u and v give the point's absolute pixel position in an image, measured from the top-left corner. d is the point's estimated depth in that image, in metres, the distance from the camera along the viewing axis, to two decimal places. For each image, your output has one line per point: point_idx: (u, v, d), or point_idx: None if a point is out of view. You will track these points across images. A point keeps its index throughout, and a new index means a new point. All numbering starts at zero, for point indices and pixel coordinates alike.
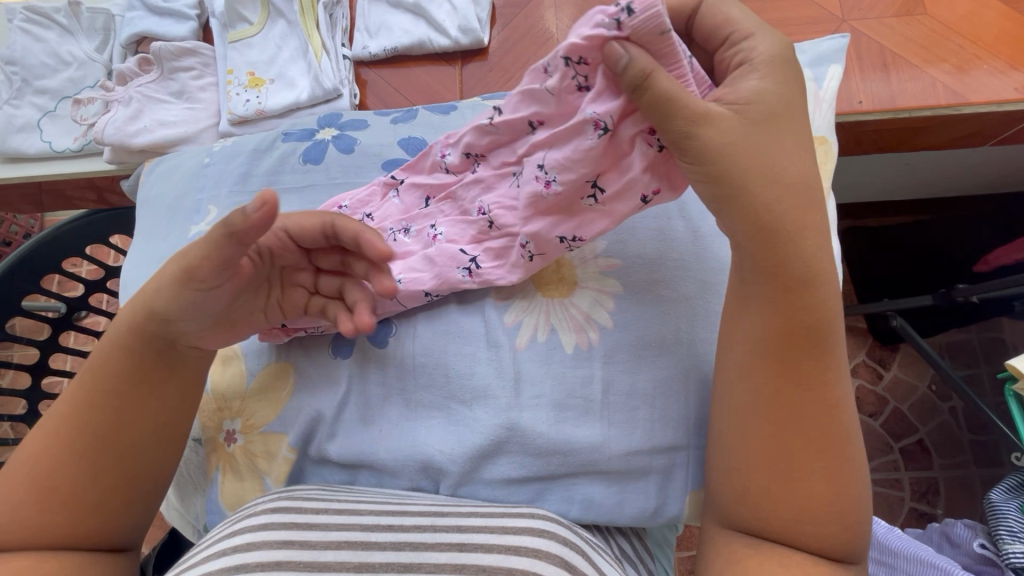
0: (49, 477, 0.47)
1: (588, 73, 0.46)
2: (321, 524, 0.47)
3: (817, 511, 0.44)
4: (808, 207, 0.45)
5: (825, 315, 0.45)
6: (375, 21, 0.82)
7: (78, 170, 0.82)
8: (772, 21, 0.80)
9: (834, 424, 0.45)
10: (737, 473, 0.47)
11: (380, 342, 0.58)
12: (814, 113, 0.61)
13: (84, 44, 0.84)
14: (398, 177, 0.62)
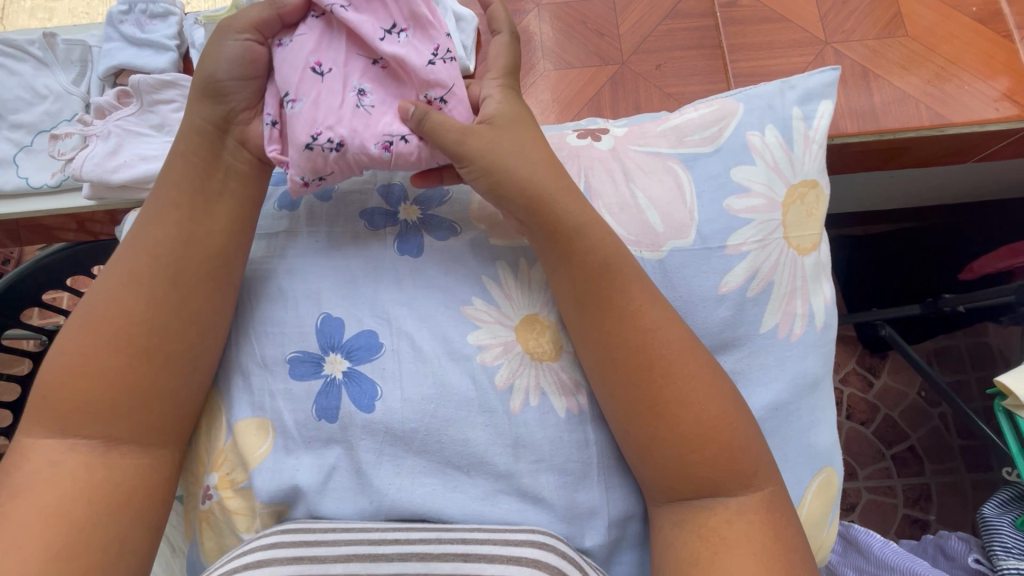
0: (106, 371, 0.48)
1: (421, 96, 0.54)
2: (330, 543, 0.48)
3: (702, 407, 0.49)
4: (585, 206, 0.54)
5: (645, 348, 0.50)
6: None
7: (57, 205, 0.80)
8: (757, 45, 0.80)
9: (682, 365, 0.50)
10: (676, 428, 0.48)
11: (365, 407, 0.55)
12: (804, 156, 0.62)
13: (60, 77, 0.82)
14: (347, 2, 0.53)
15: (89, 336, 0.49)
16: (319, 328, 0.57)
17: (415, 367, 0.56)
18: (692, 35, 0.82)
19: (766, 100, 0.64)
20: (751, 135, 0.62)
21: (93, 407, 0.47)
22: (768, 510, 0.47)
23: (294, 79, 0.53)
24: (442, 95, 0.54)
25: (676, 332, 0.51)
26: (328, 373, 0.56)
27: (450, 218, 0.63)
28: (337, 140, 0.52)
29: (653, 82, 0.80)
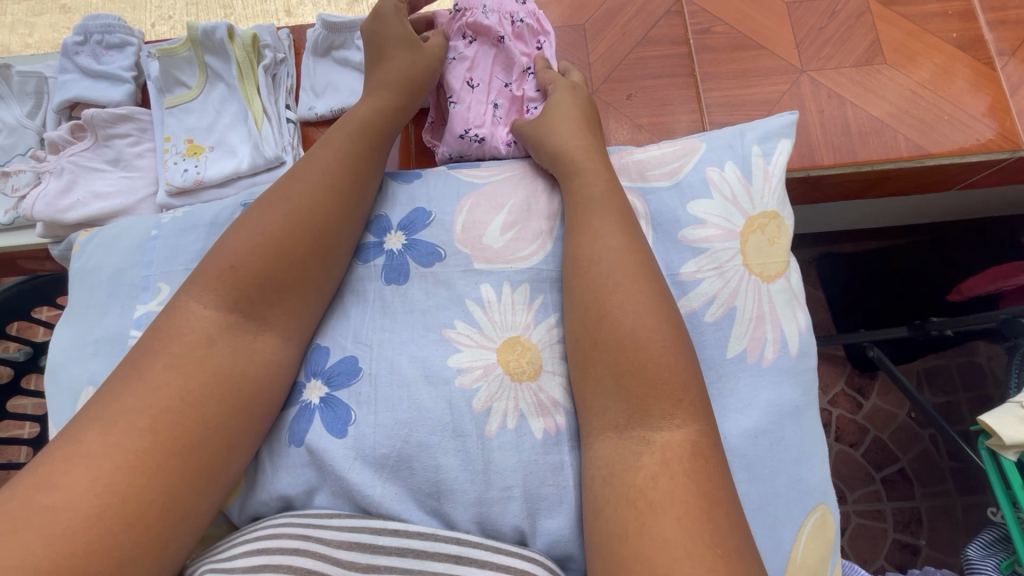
0: (261, 266, 0.51)
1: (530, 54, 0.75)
2: (336, 524, 0.47)
3: (654, 363, 0.47)
4: (607, 186, 0.58)
5: (617, 302, 0.50)
6: (322, 80, 0.78)
7: (12, 242, 0.78)
8: (730, 73, 0.78)
9: (628, 292, 0.50)
10: (626, 378, 0.47)
11: (337, 432, 0.52)
12: (763, 189, 0.61)
13: (15, 110, 0.80)
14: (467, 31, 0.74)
15: (265, 212, 0.54)
16: (308, 358, 0.55)
17: (396, 392, 0.53)
18: (665, 63, 0.79)
19: (725, 140, 0.63)
20: (710, 169, 0.62)
21: (266, 284, 0.51)
22: (692, 455, 0.44)
23: (450, 89, 0.72)
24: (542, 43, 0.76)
25: (639, 269, 0.52)
26: (306, 398, 0.53)
27: (436, 242, 0.61)
28: (481, 135, 0.71)
29: (623, 112, 0.77)
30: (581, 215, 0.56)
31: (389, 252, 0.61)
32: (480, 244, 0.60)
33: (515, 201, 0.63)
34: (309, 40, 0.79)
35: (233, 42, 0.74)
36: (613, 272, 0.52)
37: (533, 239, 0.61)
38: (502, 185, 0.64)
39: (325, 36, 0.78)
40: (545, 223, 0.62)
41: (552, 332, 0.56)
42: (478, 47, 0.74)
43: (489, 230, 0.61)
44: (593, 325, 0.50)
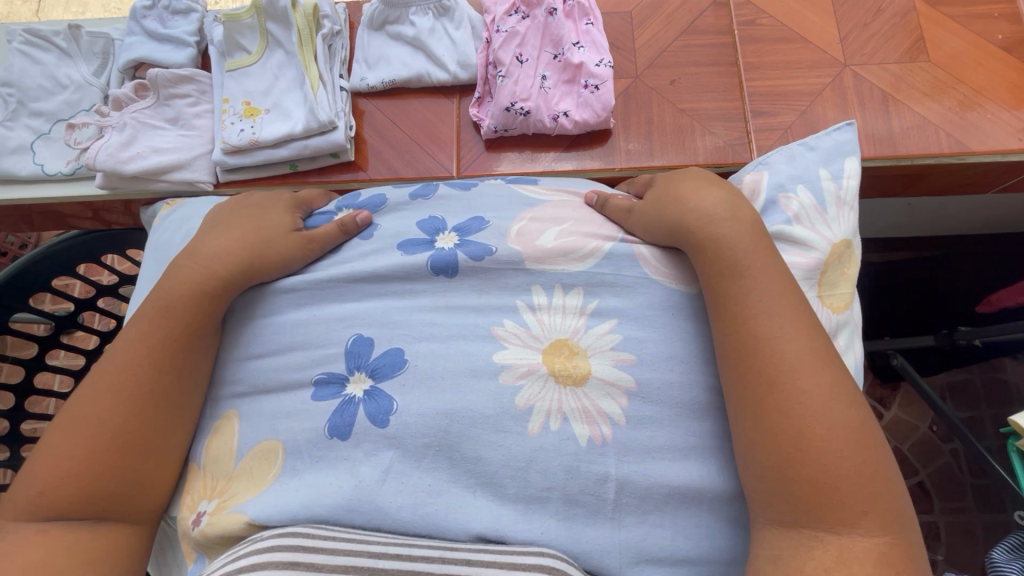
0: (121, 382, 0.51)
1: (581, 31, 0.76)
2: (329, 547, 0.46)
3: (842, 455, 0.42)
4: (750, 239, 0.51)
5: (791, 391, 0.44)
6: (374, 52, 0.81)
7: (71, 193, 0.81)
8: (774, 64, 0.79)
9: (820, 387, 0.44)
10: (812, 472, 0.42)
11: (379, 422, 0.53)
12: (838, 217, 0.61)
13: (82, 68, 0.83)
14: (521, 6, 0.76)
15: (101, 394, 0.51)
16: (348, 349, 0.57)
17: (434, 391, 0.54)
18: (709, 51, 0.81)
19: (799, 165, 0.64)
20: (783, 192, 0.62)
21: (129, 388, 0.51)
22: (894, 553, 0.40)
23: (502, 64, 0.74)
24: (591, 22, 0.77)
25: (824, 355, 0.46)
26: (348, 392, 0.55)
27: (489, 243, 0.62)
28: (527, 108, 0.73)
29: (666, 97, 0.79)
30: (720, 284, 0.51)
31: (437, 249, 0.62)
32: (534, 246, 0.61)
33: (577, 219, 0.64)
34: (365, 14, 0.82)
35: (295, 11, 0.77)
36: (784, 353, 0.46)
37: (594, 239, 0.61)
38: (563, 208, 0.66)
39: (381, 10, 0.81)
40: (602, 230, 0.62)
41: (605, 337, 0.56)
42: (531, 22, 0.76)
43: (547, 233, 0.62)
44: (763, 413, 0.45)
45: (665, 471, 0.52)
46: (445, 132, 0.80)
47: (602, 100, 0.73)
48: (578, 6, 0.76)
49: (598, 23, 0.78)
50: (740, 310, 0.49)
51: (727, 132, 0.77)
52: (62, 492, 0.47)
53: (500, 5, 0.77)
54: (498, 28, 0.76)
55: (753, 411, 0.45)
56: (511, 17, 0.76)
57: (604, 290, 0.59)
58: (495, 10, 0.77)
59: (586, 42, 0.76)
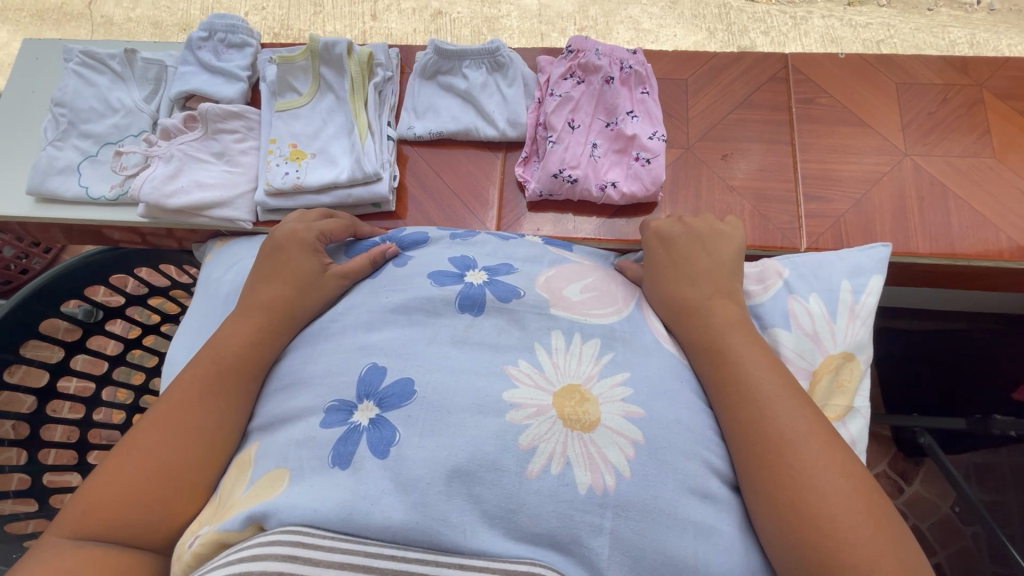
0: (185, 406, 0.53)
1: (636, 99, 0.75)
2: (327, 543, 0.43)
3: (840, 515, 0.43)
4: (733, 310, 0.56)
5: (783, 452, 0.46)
6: (424, 102, 0.81)
7: (111, 217, 0.81)
8: (830, 147, 0.77)
9: (790, 407, 0.48)
10: (820, 536, 0.43)
11: (379, 451, 0.48)
12: (846, 329, 0.59)
13: (134, 93, 0.84)
14: (577, 71, 0.75)
15: (157, 420, 0.52)
16: (360, 376, 0.53)
17: (445, 413, 0.49)
18: (764, 128, 0.79)
19: (818, 269, 0.62)
20: (793, 298, 0.60)
21: (191, 410, 0.53)
22: None
23: (552, 129, 0.73)
24: (647, 89, 0.75)
25: (811, 418, 0.48)
26: (354, 420, 0.50)
27: (517, 285, 0.61)
28: (575, 176, 0.72)
29: (716, 172, 0.77)
30: (714, 352, 0.54)
31: (468, 283, 0.61)
32: (559, 295, 0.60)
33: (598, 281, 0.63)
34: (418, 61, 0.81)
35: (350, 58, 0.77)
36: (772, 410, 0.48)
37: (613, 302, 0.61)
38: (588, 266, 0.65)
39: (434, 61, 0.80)
40: (621, 297, 0.62)
41: (617, 387, 0.51)
42: (585, 87, 0.75)
43: (569, 288, 0.61)
44: (764, 481, 0.46)
45: (697, 542, 0.46)
46: (481, 200, 0.78)
47: (652, 174, 0.72)
48: (636, 72, 0.75)
49: (654, 91, 0.76)
50: (731, 372, 0.52)
51: (777, 215, 0.75)
52: (103, 513, 0.47)
53: (556, 67, 0.76)
54: (551, 91, 0.75)
55: (752, 481, 0.48)
56: (566, 81, 0.75)
57: (631, 355, 0.55)
58: (550, 71, 0.76)
59: (640, 111, 0.74)
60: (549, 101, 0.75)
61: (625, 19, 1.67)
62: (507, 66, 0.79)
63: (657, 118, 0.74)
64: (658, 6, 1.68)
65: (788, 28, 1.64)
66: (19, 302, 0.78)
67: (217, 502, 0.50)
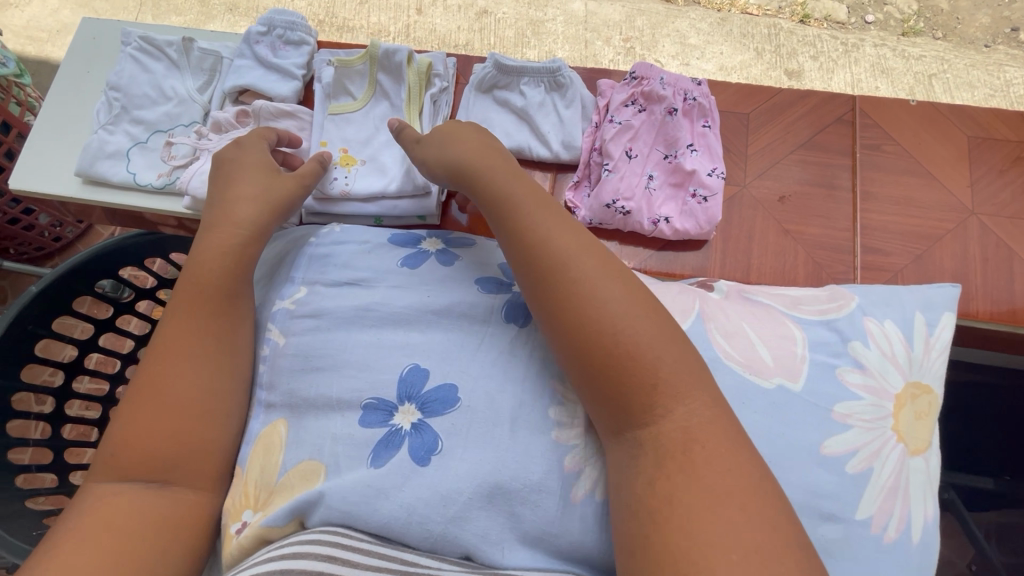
0: (182, 341, 0.54)
1: (696, 131, 0.73)
2: (363, 549, 0.47)
3: (726, 484, 0.41)
4: (575, 242, 0.52)
5: (679, 418, 0.44)
6: (476, 115, 0.79)
7: (156, 206, 0.81)
8: (892, 197, 0.75)
9: (645, 326, 0.47)
10: (694, 509, 0.40)
11: (420, 459, 0.50)
12: (923, 357, 0.56)
13: (188, 82, 0.84)
14: (640, 99, 0.73)
15: (162, 357, 0.53)
16: (401, 377, 0.54)
17: (485, 428, 0.50)
18: (825, 171, 0.77)
19: (887, 296, 0.59)
20: (868, 320, 0.57)
21: (187, 346, 0.53)
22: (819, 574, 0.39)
23: (609, 158, 0.72)
24: (709, 122, 0.74)
25: (631, 358, 0.45)
26: (397, 422, 0.52)
27: None
28: (628, 208, 0.70)
29: (771, 214, 0.75)
30: (563, 294, 0.49)
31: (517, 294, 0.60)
32: None
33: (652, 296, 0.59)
34: (475, 74, 0.79)
35: (410, 66, 0.76)
36: (657, 365, 0.45)
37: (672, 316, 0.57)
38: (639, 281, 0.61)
39: (493, 75, 0.78)
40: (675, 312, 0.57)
41: None
42: (647, 116, 0.73)
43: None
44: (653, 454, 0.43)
45: None
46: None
47: (708, 213, 0.70)
48: (699, 105, 0.73)
49: (715, 125, 0.74)
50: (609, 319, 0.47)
51: (832, 264, 0.73)
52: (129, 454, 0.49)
53: (617, 93, 0.75)
54: (611, 117, 0.73)
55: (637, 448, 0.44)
56: (627, 109, 0.73)
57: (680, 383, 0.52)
58: (612, 97, 0.75)
59: (700, 145, 0.73)
60: (609, 128, 0.73)
61: (672, 32, 1.63)
62: (566, 86, 0.77)
63: (717, 155, 0.72)
64: (707, 22, 1.64)
65: (838, 54, 1.60)
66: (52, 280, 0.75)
67: (250, 483, 0.52)
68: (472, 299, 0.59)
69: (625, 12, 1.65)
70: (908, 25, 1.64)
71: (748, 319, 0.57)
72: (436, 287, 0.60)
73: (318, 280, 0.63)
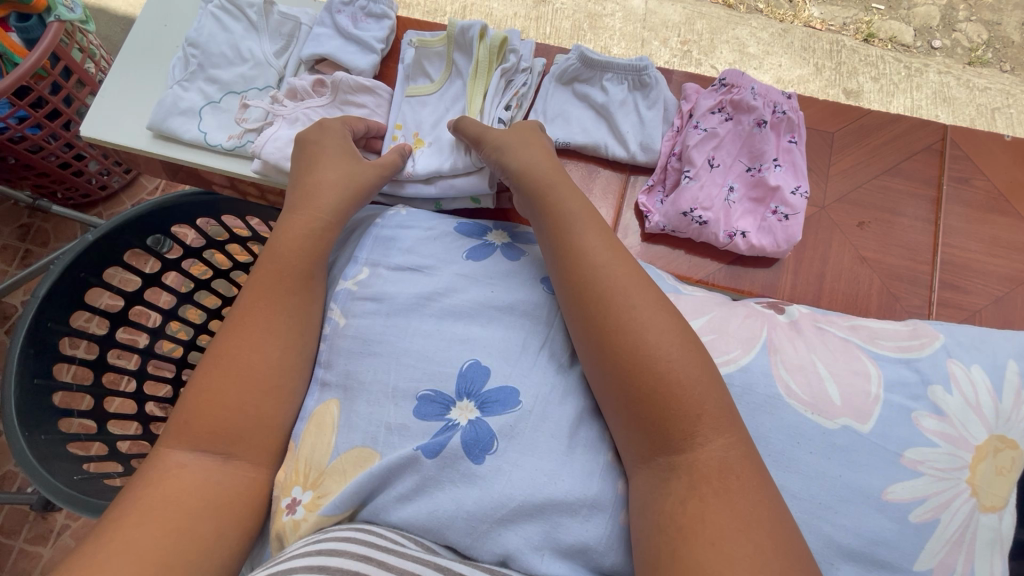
0: (256, 317, 0.53)
1: (783, 145, 0.72)
2: (401, 550, 0.45)
3: (747, 516, 0.40)
4: (623, 266, 0.52)
5: (702, 446, 0.43)
6: (554, 107, 0.77)
7: (225, 167, 0.80)
8: (975, 234, 0.72)
9: (677, 345, 0.47)
10: (709, 539, 0.39)
11: (476, 457, 0.48)
12: (1015, 410, 0.50)
13: (265, 46, 0.83)
14: (727, 107, 0.71)
15: (235, 334, 0.52)
16: (462, 371, 0.52)
17: (549, 437, 0.49)
18: (908, 200, 0.74)
19: (975, 339, 0.54)
20: (953, 362, 0.52)
21: (257, 324, 0.53)
22: None
23: (691, 166, 0.70)
24: (795, 137, 0.72)
25: (664, 390, 0.45)
26: (454, 418, 0.50)
27: None
28: (705, 218, 0.69)
29: (849, 238, 0.73)
30: (599, 309, 0.49)
31: None
32: None
33: (717, 318, 0.55)
34: (556, 64, 0.78)
35: (481, 42, 0.73)
36: (689, 394, 0.45)
37: (733, 346, 0.53)
38: (704, 301, 0.57)
39: (576, 67, 0.77)
40: (741, 339, 0.53)
41: None
42: (733, 125, 0.71)
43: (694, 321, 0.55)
44: (669, 474, 0.43)
45: None
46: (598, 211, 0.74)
47: (786, 231, 0.69)
48: (789, 118, 0.71)
49: (801, 140, 0.72)
50: (643, 339, 0.47)
51: (907, 296, 0.71)
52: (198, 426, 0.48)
53: (704, 98, 0.73)
54: (696, 123, 0.72)
55: (657, 470, 0.44)
56: (713, 117, 0.71)
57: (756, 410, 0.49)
58: (698, 102, 0.73)
59: (784, 160, 0.71)
60: (693, 135, 0.71)
61: (731, 39, 1.58)
62: (649, 85, 0.75)
63: (801, 172, 0.71)
64: (768, 32, 1.59)
65: (899, 78, 1.54)
66: (112, 229, 0.71)
67: (298, 460, 0.51)
68: (541, 297, 0.58)
69: (685, 13, 1.61)
70: (975, 54, 1.58)
71: (819, 350, 0.52)
72: (509, 283, 0.59)
73: (381, 262, 0.61)
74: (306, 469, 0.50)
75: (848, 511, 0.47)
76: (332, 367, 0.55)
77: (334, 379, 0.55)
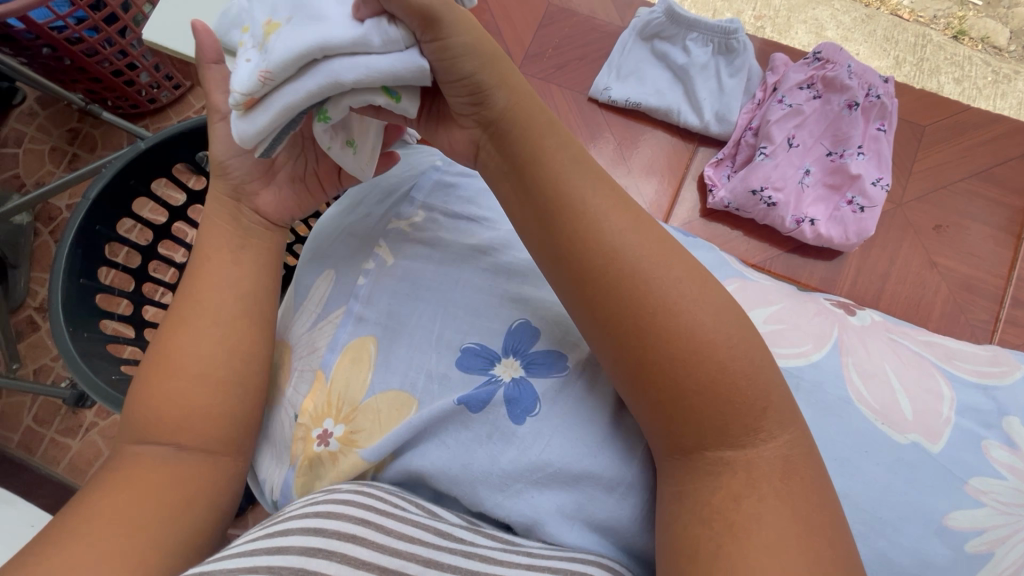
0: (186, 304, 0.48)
1: (870, 132, 0.68)
2: (402, 514, 0.43)
3: (805, 515, 0.37)
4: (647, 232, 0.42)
5: (752, 440, 0.39)
6: (631, 64, 0.75)
7: None
8: None
9: (742, 327, 0.41)
10: (754, 540, 0.36)
11: (516, 417, 0.47)
12: None
13: None
14: (819, 84, 0.68)
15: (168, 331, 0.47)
16: (510, 329, 0.51)
17: (593, 405, 0.47)
18: (993, 209, 0.69)
19: None
20: None
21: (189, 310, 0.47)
22: None
23: (767, 141, 0.68)
24: (885, 126, 0.68)
25: (712, 385, 0.39)
26: (497, 373, 0.49)
27: None
28: (775, 200, 0.67)
29: (923, 240, 0.69)
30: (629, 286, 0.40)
31: None
32: None
33: (788, 311, 0.52)
34: (637, 19, 0.76)
35: None
36: (738, 388, 0.39)
37: (806, 338, 0.50)
38: (775, 292, 0.54)
39: (660, 22, 0.74)
40: (812, 335, 0.51)
41: None
42: (820, 104, 0.68)
43: (759, 308, 0.52)
44: (708, 474, 0.39)
45: None
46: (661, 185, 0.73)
47: (859, 225, 0.66)
48: (881, 104, 0.67)
49: (890, 129, 0.68)
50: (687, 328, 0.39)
51: (976, 310, 0.67)
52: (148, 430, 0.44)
53: (795, 72, 0.69)
54: (781, 97, 0.69)
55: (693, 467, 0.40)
56: (801, 92, 0.68)
57: (820, 412, 0.47)
58: (787, 76, 0.70)
59: (868, 149, 0.68)
60: (776, 109, 0.68)
61: (810, 20, 1.48)
62: (734, 51, 0.73)
63: (885, 164, 0.67)
64: (851, 16, 1.48)
65: (988, 82, 1.41)
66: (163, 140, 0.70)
67: (333, 393, 0.51)
68: None
69: None
70: None
71: (890, 358, 0.50)
72: None
73: (438, 208, 0.59)
74: (341, 404, 0.51)
75: (908, 531, 0.43)
76: (377, 305, 0.54)
77: (377, 317, 0.53)
